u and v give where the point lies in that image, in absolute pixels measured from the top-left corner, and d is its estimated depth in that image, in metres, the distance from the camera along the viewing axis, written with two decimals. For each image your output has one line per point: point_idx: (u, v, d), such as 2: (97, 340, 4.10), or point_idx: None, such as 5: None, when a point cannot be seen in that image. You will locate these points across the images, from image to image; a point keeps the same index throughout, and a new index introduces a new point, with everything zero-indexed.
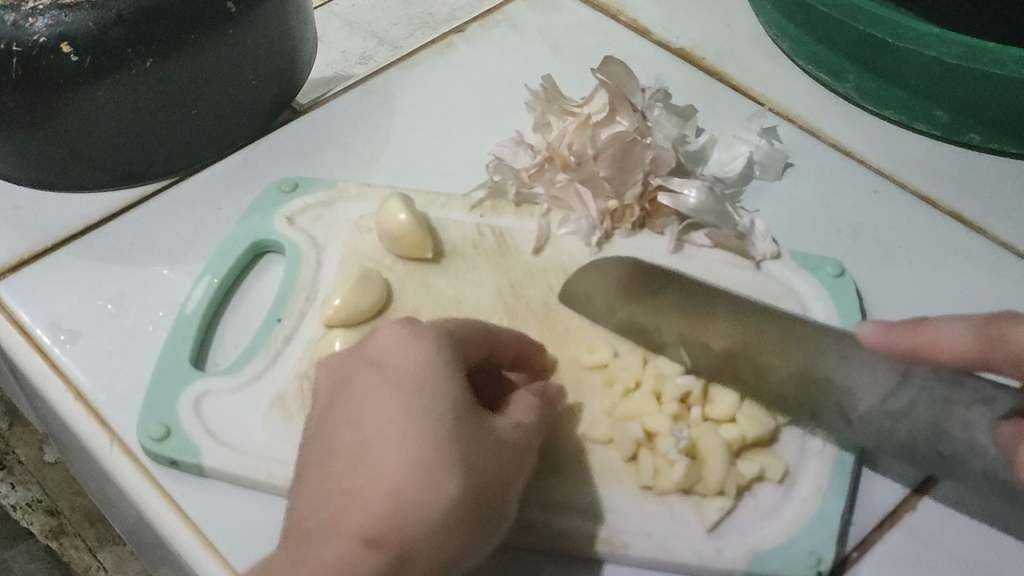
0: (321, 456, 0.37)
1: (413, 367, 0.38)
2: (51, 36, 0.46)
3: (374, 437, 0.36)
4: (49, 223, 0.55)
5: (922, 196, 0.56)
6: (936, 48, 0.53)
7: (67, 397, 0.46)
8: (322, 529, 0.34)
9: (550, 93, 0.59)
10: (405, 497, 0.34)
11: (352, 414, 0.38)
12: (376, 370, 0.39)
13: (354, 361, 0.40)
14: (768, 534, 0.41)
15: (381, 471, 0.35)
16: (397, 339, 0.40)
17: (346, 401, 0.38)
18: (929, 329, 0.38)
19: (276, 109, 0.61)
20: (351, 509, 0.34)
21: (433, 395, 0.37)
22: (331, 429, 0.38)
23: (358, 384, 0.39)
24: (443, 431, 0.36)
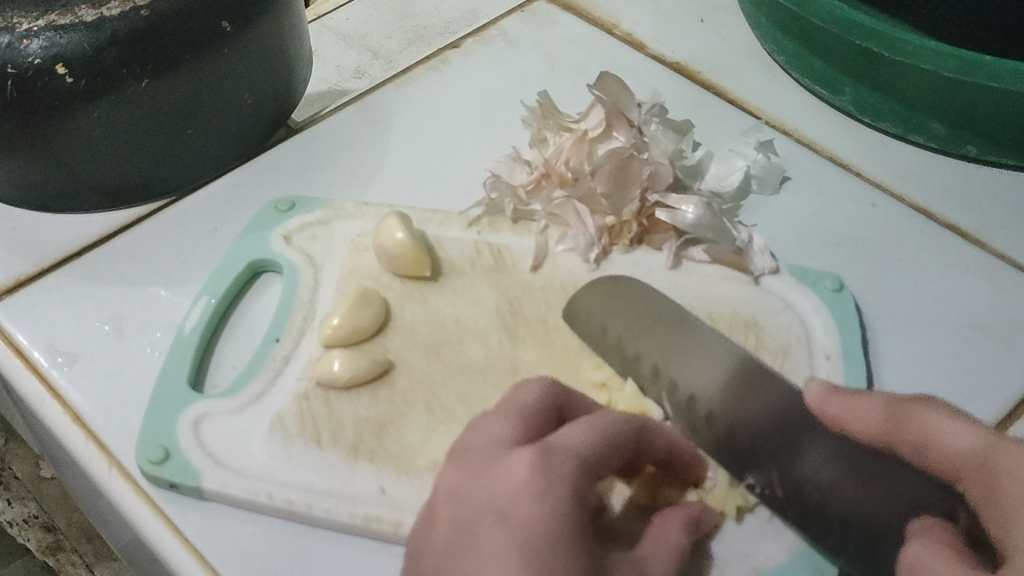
0: None
1: (541, 528, 0.34)
2: (46, 58, 0.46)
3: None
4: (46, 245, 0.55)
5: (919, 209, 0.56)
6: (932, 62, 0.53)
7: (66, 420, 0.46)
8: None
9: (546, 109, 0.59)
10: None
11: (469, 556, 0.34)
12: (502, 523, 0.34)
13: (481, 486, 0.36)
14: (771, 553, 0.40)
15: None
16: (525, 480, 0.35)
17: (467, 548, 0.34)
18: (857, 401, 0.39)
19: (273, 127, 0.61)
20: None
21: (554, 558, 0.33)
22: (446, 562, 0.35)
23: (481, 536, 0.34)
24: None
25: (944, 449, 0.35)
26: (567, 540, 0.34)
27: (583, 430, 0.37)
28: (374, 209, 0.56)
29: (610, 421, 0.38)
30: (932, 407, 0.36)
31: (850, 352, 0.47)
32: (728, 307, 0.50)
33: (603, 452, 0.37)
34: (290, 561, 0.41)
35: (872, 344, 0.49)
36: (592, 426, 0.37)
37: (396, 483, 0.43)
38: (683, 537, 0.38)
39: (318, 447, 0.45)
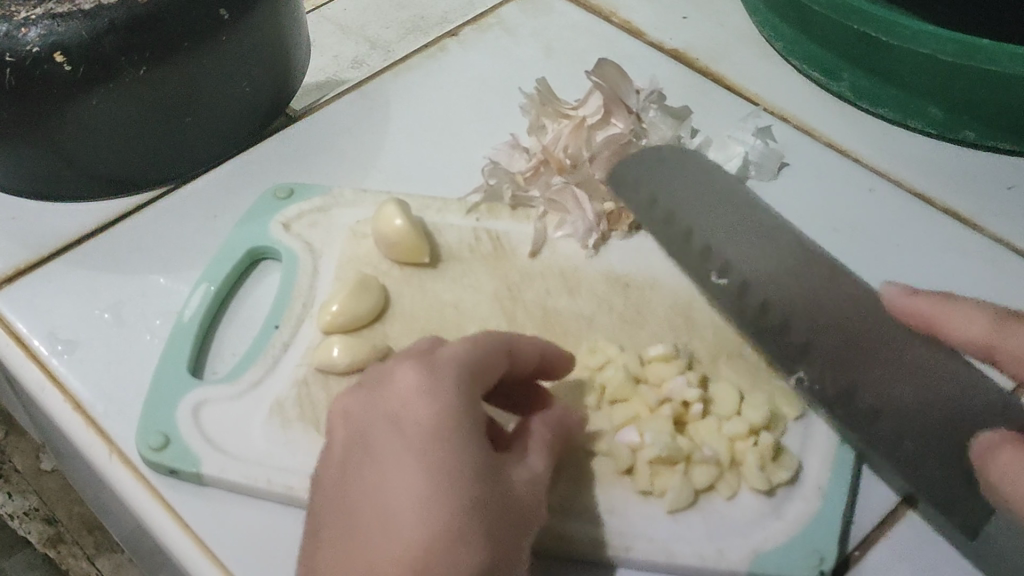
0: (342, 517, 0.35)
1: (430, 422, 0.35)
2: (43, 46, 0.46)
3: (392, 501, 0.34)
4: (45, 233, 0.55)
5: (917, 193, 0.56)
6: (931, 46, 0.53)
7: (66, 408, 0.46)
8: None
9: (545, 96, 0.58)
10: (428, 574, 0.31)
11: (374, 477, 0.35)
12: (395, 426, 0.36)
13: (370, 404, 0.38)
14: (769, 535, 0.41)
15: (402, 535, 0.32)
16: (414, 386, 0.37)
17: (367, 452, 0.36)
18: (955, 309, 0.42)
19: (271, 115, 0.61)
20: None
21: (447, 460, 0.34)
22: (353, 490, 0.35)
23: (376, 440, 0.36)
24: (456, 501, 0.33)
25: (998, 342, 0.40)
26: (458, 427, 0.35)
27: (463, 344, 0.39)
28: (373, 196, 0.56)
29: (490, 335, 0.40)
30: None
31: None
32: None
33: (478, 356, 0.39)
34: (290, 546, 0.41)
35: None
36: (476, 344, 0.39)
37: None
38: (552, 438, 0.40)
39: (317, 432, 0.45)
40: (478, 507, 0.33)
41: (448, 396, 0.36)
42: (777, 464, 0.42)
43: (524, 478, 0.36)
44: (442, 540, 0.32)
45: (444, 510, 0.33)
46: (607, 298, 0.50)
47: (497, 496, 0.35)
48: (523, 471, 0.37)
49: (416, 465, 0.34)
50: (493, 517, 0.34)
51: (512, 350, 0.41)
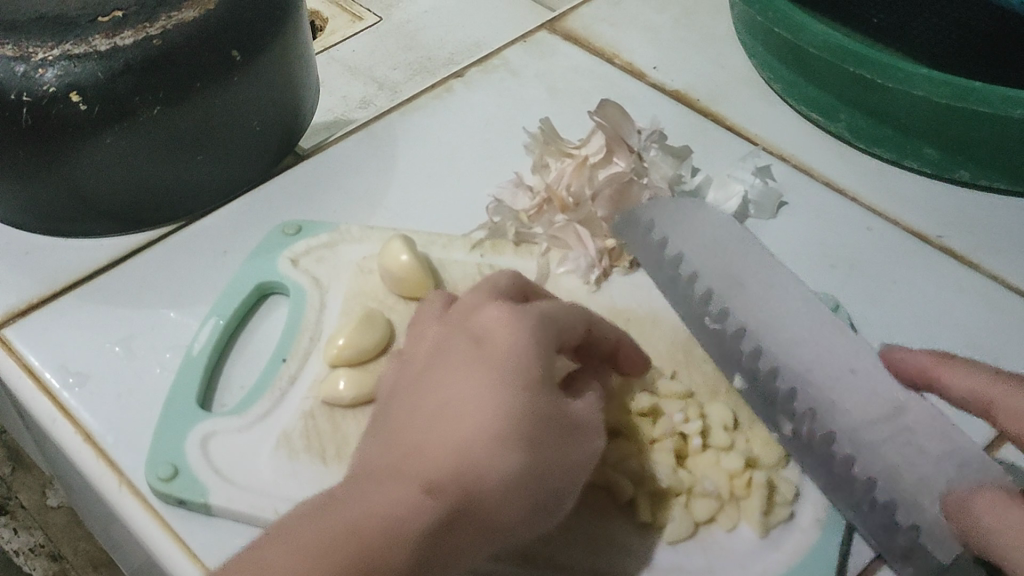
0: (405, 409, 0.38)
1: (508, 351, 0.38)
2: (60, 86, 0.47)
3: (454, 404, 0.37)
4: (58, 269, 0.56)
5: (914, 232, 0.57)
6: (925, 89, 0.54)
7: (77, 439, 0.47)
8: (389, 470, 0.35)
9: (548, 135, 0.60)
10: (474, 460, 0.35)
11: (441, 383, 0.38)
12: (473, 345, 0.39)
13: (457, 329, 0.41)
14: (768, 566, 0.42)
15: (456, 432, 0.35)
16: (500, 320, 0.40)
17: (440, 365, 0.39)
18: (952, 368, 0.41)
19: (281, 152, 0.62)
20: (417, 459, 0.35)
21: (515, 378, 0.37)
22: (420, 391, 0.39)
23: (453, 356, 0.39)
24: (516, 412, 0.36)
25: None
26: (534, 358, 0.38)
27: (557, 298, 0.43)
28: (379, 233, 0.57)
29: (582, 309, 0.43)
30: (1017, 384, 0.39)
31: None
32: None
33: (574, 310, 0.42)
34: None
35: None
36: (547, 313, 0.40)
37: None
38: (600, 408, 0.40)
39: (324, 465, 0.46)
40: (532, 429, 0.36)
41: (535, 335, 0.39)
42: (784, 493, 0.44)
43: (580, 412, 0.39)
44: (493, 446, 0.35)
45: (498, 424, 0.36)
46: None
47: (551, 421, 0.37)
48: (582, 403, 0.40)
49: (483, 382, 0.37)
50: (545, 446, 0.37)
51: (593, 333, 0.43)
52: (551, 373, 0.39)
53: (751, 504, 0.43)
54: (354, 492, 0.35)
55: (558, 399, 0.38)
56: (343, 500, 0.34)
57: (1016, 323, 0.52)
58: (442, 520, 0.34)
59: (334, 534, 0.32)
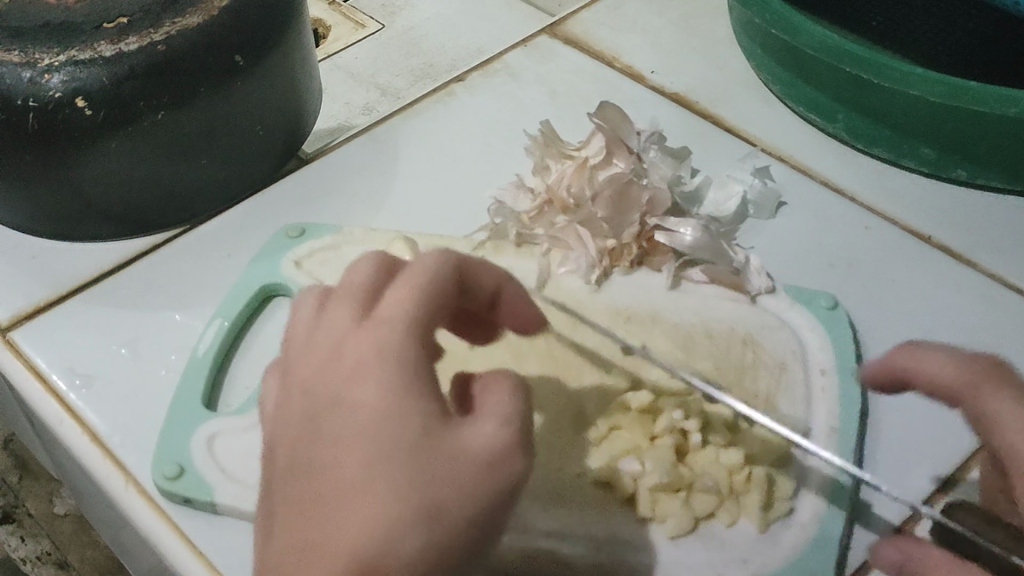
0: (294, 481, 0.30)
1: (377, 394, 0.30)
2: (66, 91, 0.48)
3: (344, 468, 0.29)
4: (64, 272, 0.56)
5: (912, 231, 0.58)
6: (920, 89, 0.55)
7: (84, 440, 0.48)
8: (286, 560, 0.29)
9: (549, 138, 0.61)
10: (370, 540, 0.28)
11: (332, 450, 0.30)
12: (339, 400, 0.31)
13: (320, 369, 0.32)
14: (769, 560, 0.42)
15: (360, 507, 0.28)
16: (366, 349, 0.31)
17: (329, 418, 0.31)
18: (943, 361, 0.43)
19: (284, 156, 0.63)
20: (310, 557, 0.28)
21: (404, 431, 0.29)
22: (309, 462, 0.30)
23: (334, 414, 0.31)
24: (415, 469, 0.29)
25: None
26: (405, 386, 0.30)
27: (406, 291, 0.32)
28: (382, 234, 0.57)
29: (420, 273, 0.33)
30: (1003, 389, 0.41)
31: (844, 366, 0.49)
32: (726, 325, 0.52)
33: (425, 303, 0.32)
34: None
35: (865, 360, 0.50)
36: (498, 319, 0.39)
37: None
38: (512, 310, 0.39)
39: None
40: (427, 471, 0.29)
41: (366, 376, 0.31)
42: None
43: (478, 439, 0.30)
44: (383, 512, 0.28)
45: (392, 485, 0.28)
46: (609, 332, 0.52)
47: (472, 466, 0.29)
48: (473, 433, 0.30)
49: (373, 438, 0.29)
50: (444, 494, 0.29)
51: (464, 273, 0.35)
52: (432, 406, 0.30)
53: (750, 500, 0.43)
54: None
55: (463, 430, 0.30)
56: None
57: (1014, 320, 0.52)
58: None
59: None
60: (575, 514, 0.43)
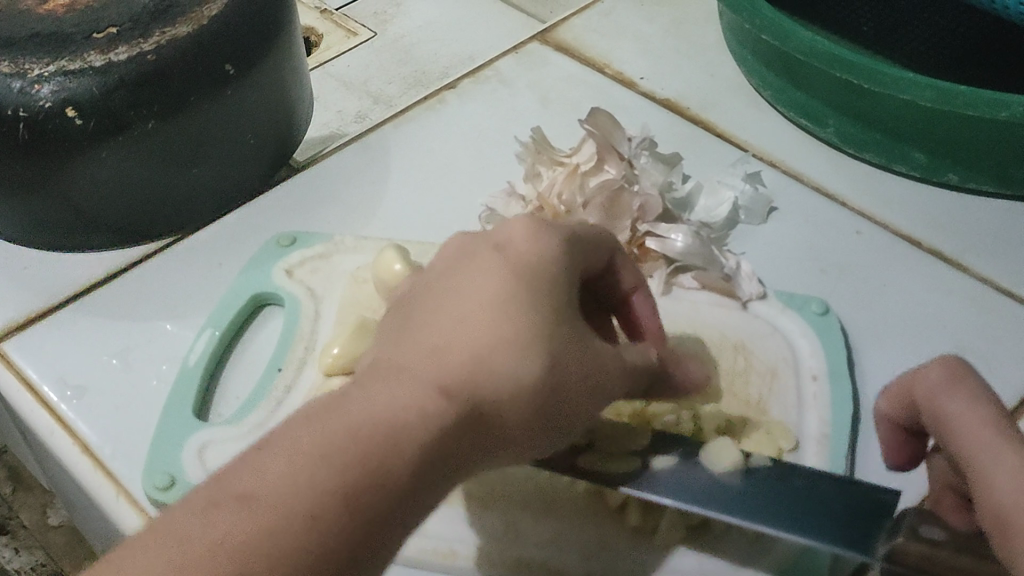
0: (414, 310, 0.33)
1: (530, 253, 0.34)
2: (56, 102, 0.48)
3: (470, 298, 0.32)
4: (56, 282, 0.56)
5: (903, 235, 0.58)
6: (911, 93, 0.55)
7: (74, 451, 0.48)
8: (391, 364, 0.31)
9: (539, 144, 0.60)
10: (493, 360, 0.31)
11: (452, 287, 0.33)
12: (499, 246, 0.34)
13: (458, 246, 0.35)
14: (760, 568, 0.42)
15: (481, 329, 0.31)
16: (527, 224, 0.35)
17: (456, 265, 0.34)
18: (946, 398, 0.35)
19: (276, 165, 0.63)
20: (432, 358, 0.31)
21: (535, 285, 0.33)
22: (430, 295, 0.33)
23: (471, 254, 0.34)
24: (541, 317, 0.32)
25: (950, 433, 0.34)
26: (557, 263, 0.34)
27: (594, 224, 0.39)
28: (373, 243, 0.57)
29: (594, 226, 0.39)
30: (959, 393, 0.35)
31: (836, 371, 0.49)
32: (717, 332, 0.52)
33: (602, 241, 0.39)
34: None
35: (858, 366, 0.50)
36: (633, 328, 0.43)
37: None
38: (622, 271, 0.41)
39: None
40: (553, 332, 0.32)
41: (561, 249, 0.35)
42: (728, 446, 0.42)
43: (600, 351, 0.35)
44: (521, 344, 0.31)
45: (529, 324, 0.32)
46: None
47: (578, 345, 0.33)
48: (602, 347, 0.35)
49: (501, 284, 0.33)
50: (564, 355, 0.33)
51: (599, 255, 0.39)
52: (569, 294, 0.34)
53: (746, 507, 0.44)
54: (357, 381, 0.30)
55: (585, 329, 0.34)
56: (343, 395, 0.29)
57: (1005, 324, 0.52)
58: (462, 423, 0.30)
59: (334, 442, 0.27)
60: (567, 523, 0.44)
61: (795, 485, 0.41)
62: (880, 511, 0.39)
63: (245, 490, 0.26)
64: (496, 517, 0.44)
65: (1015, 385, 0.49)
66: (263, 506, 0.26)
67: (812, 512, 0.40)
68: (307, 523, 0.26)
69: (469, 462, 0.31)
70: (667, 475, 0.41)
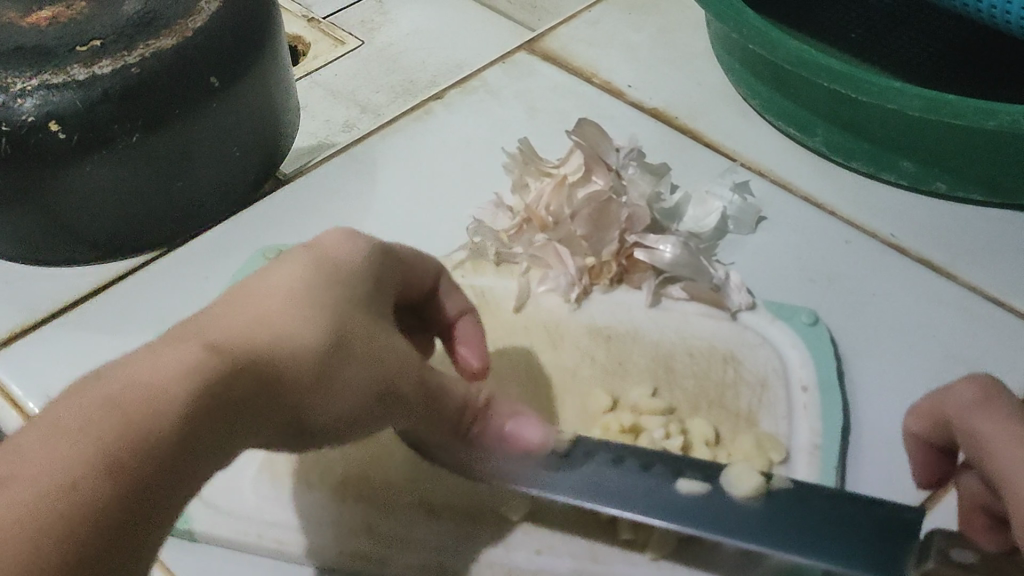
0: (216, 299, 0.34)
1: (338, 259, 0.37)
2: (39, 116, 0.47)
3: (268, 287, 0.34)
4: (40, 298, 0.56)
5: (892, 244, 0.57)
6: (898, 102, 0.54)
7: None
8: (183, 332, 0.32)
9: (528, 154, 0.60)
10: (277, 330, 0.33)
11: (254, 280, 0.35)
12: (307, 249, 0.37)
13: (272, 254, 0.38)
14: None
15: (263, 308, 0.33)
16: (342, 236, 0.39)
17: (264, 266, 0.36)
18: (979, 414, 0.34)
19: (261, 177, 0.62)
20: (217, 324, 0.32)
21: (333, 282, 0.36)
22: (233, 288, 0.35)
23: (280, 257, 0.37)
24: (326, 303, 0.35)
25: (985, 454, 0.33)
26: (364, 273, 0.37)
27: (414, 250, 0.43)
28: None
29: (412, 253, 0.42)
30: (987, 409, 0.34)
31: (826, 381, 0.49)
32: (707, 343, 0.52)
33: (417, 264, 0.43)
34: None
35: (849, 377, 0.50)
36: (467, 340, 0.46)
37: (382, 520, 0.44)
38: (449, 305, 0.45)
39: (305, 487, 0.46)
40: (338, 316, 0.35)
41: (372, 255, 0.39)
42: (751, 471, 0.41)
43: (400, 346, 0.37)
44: (300, 319, 0.34)
45: (312, 304, 0.34)
46: (589, 351, 0.52)
47: (370, 337, 0.36)
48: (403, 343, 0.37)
49: (297, 276, 0.35)
50: (350, 331, 0.35)
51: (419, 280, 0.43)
52: (370, 298, 0.37)
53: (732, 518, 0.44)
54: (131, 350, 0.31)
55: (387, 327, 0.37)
56: (105, 365, 0.30)
57: (994, 332, 0.52)
58: (230, 374, 0.31)
59: (100, 404, 0.27)
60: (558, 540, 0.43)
61: (808, 510, 0.39)
62: (885, 533, 0.38)
63: (11, 458, 0.26)
64: (487, 532, 0.44)
65: None
66: (37, 463, 0.26)
67: (836, 537, 0.38)
68: (96, 481, 0.26)
69: (242, 427, 0.32)
70: (684, 500, 0.40)
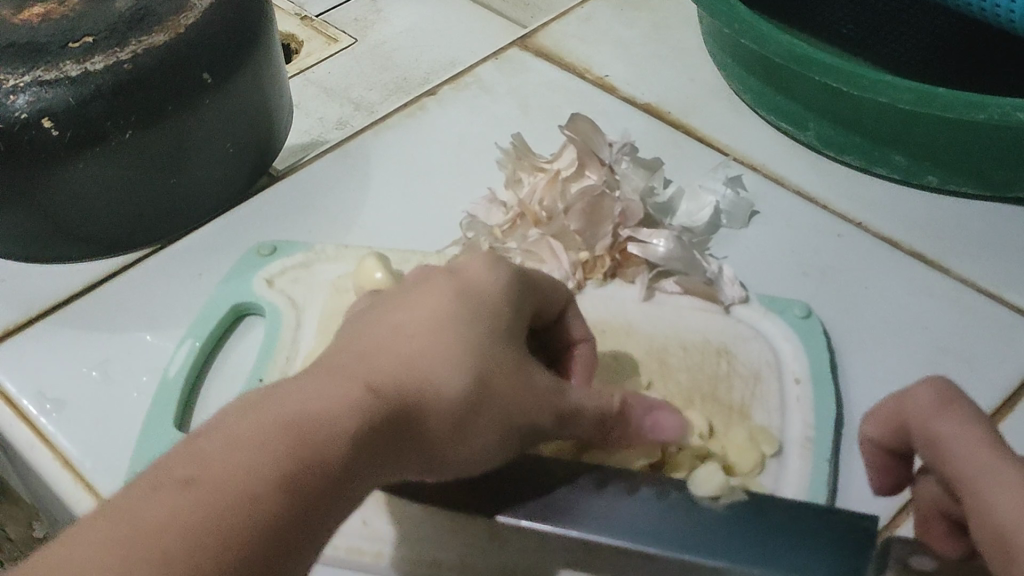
0: (362, 328, 0.36)
1: (483, 291, 0.37)
2: (32, 112, 0.48)
3: (412, 319, 0.35)
4: (33, 295, 0.56)
5: (885, 238, 0.58)
6: (889, 96, 0.54)
7: (54, 465, 0.47)
8: (335, 366, 0.33)
9: (520, 150, 0.60)
10: (424, 369, 0.34)
11: (399, 312, 0.36)
12: (451, 275, 0.38)
13: (420, 275, 0.39)
14: None
15: (413, 344, 0.34)
16: (486, 263, 0.39)
17: (411, 290, 0.37)
18: (943, 420, 0.32)
19: (255, 174, 0.62)
20: (368, 361, 0.33)
21: (479, 317, 0.36)
22: (378, 317, 0.36)
23: (427, 281, 0.38)
24: (475, 343, 0.35)
25: (949, 463, 0.31)
26: (512, 308, 0.38)
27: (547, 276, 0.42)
28: (354, 251, 0.57)
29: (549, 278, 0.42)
30: (950, 412, 0.32)
31: (819, 375, 0.49)
32: (700, 337, 0.52)
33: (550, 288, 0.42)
34: None
35: (841, 370, 0.50)
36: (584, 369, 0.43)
37: (379, 517, 0.45)
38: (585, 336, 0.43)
39: None
40: (486, 359, 0.35)
41: (513, 282, 0.39)
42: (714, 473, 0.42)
43: (543, 382, 0.37)
44: (452, 359, 0.34)
45: (462, 345, 0.35)
46: None
47: (516, 376, 0.36)
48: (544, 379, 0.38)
49: (437, 311, 0.36)
50: (495, 371, 0.36)
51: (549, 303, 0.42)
52: (519, 337, 0.38)
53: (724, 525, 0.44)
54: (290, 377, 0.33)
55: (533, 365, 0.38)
56: (272, 390, 0.32)
57: (986, 325, 0.52)
58: (384, 418, 0.32)
59: (274, 426, 0.30)
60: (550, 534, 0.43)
61: (775, 517, 0.39)
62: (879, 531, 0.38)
63: (195, 472, 0.28)
64: (481, 525, 0.44)
65: (996, 387, 0.49)
66: (217, 478, 0.28)
67: (830, 541, 0.38)
68: (266, 502, 0.28)
69: (388, 467, 0.34)
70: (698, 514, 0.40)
